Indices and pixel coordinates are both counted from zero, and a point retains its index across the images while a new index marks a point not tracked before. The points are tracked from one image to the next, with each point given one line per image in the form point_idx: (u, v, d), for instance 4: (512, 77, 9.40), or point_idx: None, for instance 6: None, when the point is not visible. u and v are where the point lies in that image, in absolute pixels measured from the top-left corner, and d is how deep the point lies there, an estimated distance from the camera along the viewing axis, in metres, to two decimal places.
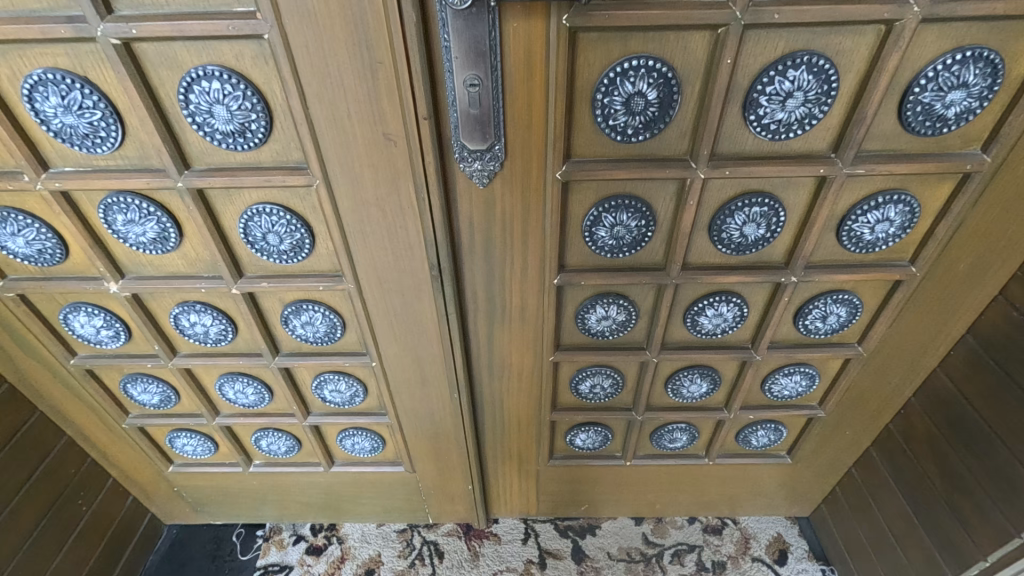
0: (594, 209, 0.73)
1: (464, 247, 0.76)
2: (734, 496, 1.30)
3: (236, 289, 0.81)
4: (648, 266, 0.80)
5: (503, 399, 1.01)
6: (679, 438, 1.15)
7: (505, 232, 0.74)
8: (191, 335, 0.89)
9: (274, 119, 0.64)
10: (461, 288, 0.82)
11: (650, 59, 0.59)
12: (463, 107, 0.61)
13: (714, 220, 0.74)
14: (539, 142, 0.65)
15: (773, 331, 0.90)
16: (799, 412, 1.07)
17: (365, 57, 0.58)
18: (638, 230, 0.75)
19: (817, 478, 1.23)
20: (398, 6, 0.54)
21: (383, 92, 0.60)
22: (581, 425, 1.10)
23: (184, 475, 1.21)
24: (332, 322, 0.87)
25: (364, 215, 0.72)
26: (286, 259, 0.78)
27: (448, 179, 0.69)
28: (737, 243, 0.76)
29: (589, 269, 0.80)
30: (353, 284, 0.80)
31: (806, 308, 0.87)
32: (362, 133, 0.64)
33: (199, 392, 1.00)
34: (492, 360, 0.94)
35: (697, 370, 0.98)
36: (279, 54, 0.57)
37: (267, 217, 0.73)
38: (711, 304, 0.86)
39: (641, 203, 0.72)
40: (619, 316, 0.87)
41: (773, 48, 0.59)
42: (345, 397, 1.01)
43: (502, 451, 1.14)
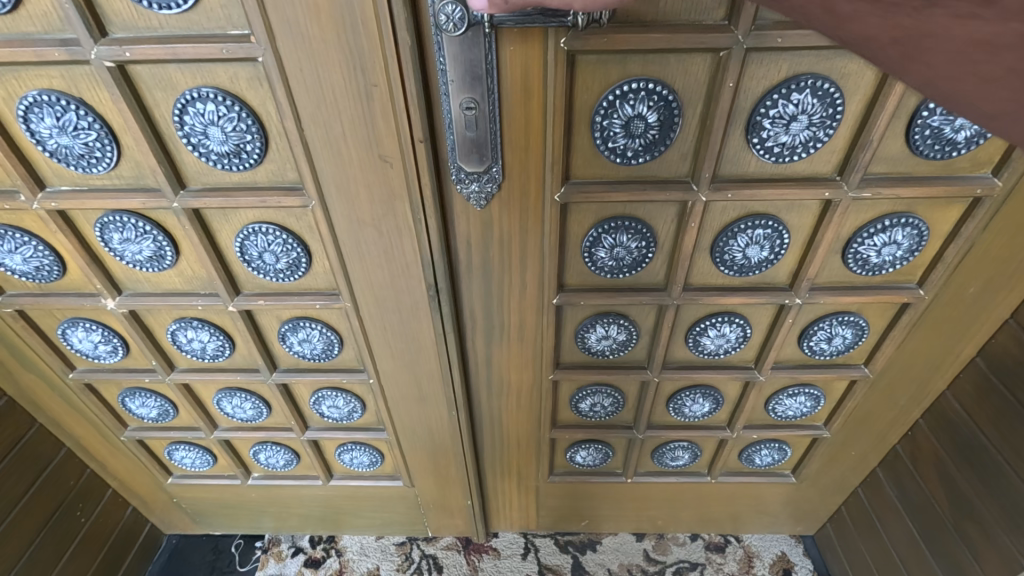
0: (594, 229, 0.71)
1: (462, 268, 0.76)
2: (737, 513, 1.28)
3: (233, 306, 0.80)
4: (648, 286, 0.79)
5: (502, 415, 1.00)
6: (681, 457, 1.13)
7: (504, 254, 0.73)
8: (187, 351, 0.89)
9: (269, 139, 0.63)
10: (459, 306, 0.81)
11: (650, 82, 0.58)
12: (460, 129, 0.60)
13: (716, 242, 0.72)
14: (536, 165, 0.64)
15: (776, 352, 0.89)
16: (803, 431, 1.05)
17: (359, 80, 0.57)
18: (639, 251, 0.74)
19: (821, 496, 1.21)
20: (393, 30, 0.53)
21: (378, 116, 0.59)
22: (581, 442, 1.08)
23: (183, 486, 1.21)
24: (329, 340, 0.86)
25: (360, 235, 0.71)
26: (283, 277, 0.77)
27: (446, 201, 0.68)
28: (739, 265, 0.75)
29: (588, 289, 0.79)
30: (350, 302, 0.79)
31: (810, 330, 0.85)
32: (358, 155, 0.63)
33: (196, 407, 1.00)
34: (491, 378, 0.93)
35: (699, 390, 0.97)
36: (273, 76, 0.57)
37: (263, 236, 0.72)
38: (714, 325, 0.84)
39: (642, 224, 0.71)
40: (620, 336, 0.86)
41: (775, 71, 0.57)
42: (342, 412, 1.00)
43: (502, 467, 1.13)
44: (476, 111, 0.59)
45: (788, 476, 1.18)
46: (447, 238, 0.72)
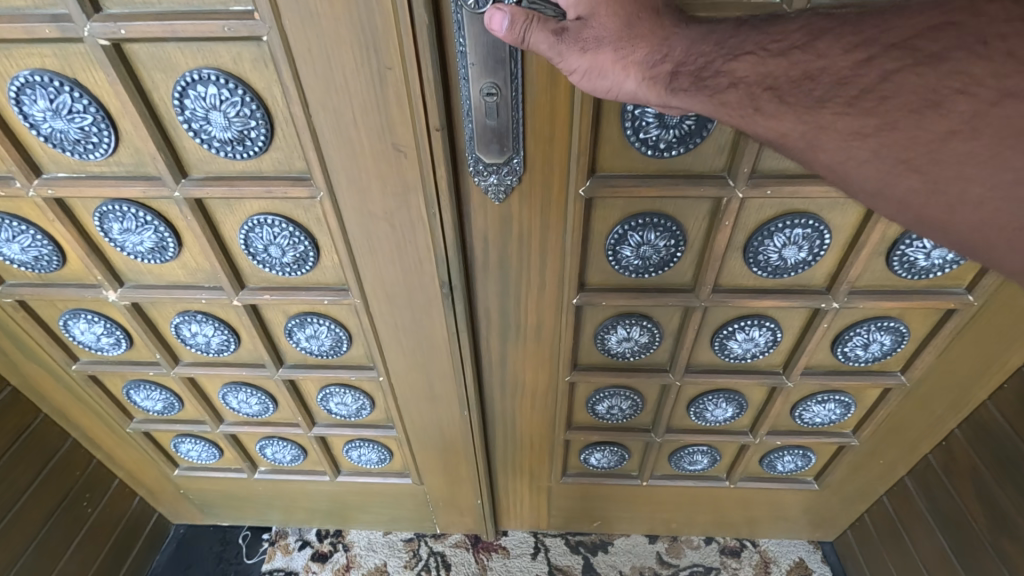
0: (620, 226, 0.67)
1: (479, 265, 0.72)
2: (755, 518, 1.25)
3: (238, 300, 0.77)
4: (674, 287, 0.75)
5: (516, 415, 0.97)
6: (699, 461, 1.10)
7: (523, 251, 0.69)
8: (192, 346, 0.86)
9: (275, 126, 0.59)
10: (473, 304, 0.77)
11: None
12: (479, 117, 0.56)
13: (750, 242, 0.68)
14: (561, 156, 0.60)
15: (807, 357, 0.85)
16: (830, 439, 1.01)
17: (372, 62, 0.53)
18: (667, 249, 0.69)
19: (844, 504, 1.17)
20: (407, 7, 0.49)
21: (391, 102, 0.55)
22: (597, 444, 1.05)
23: (190, 478, 1.19)
24: (337, 336, 0.83)
25: (371, 229, 0.67)
26: (289, 271, 0.73)
27: (463, 195, 0.64)
28: (773, 266, 0.70)
29: (610, 288, 0.75)
30: (359, 298, 0.76)
31: (845, 335, 0.81)
32: (369, 145, 0.59)
33: (202, 402, 0.97)
34: (505, 379, 0.89)
35: (722, 395, 0.93)
36: (278, 57, 0.52)
37: (269, 228, 0.68)
38: (742, 329, 0.80)
39: (671, 221, 0.66)
40: (642, 338, 0.82)
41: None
42: (350, 410, 0.97)
43: (515, 467, 1.10)
44: (497, 98, 0.54)
45: (810, 482, 1.14)
46: (463, 234, 0.68)
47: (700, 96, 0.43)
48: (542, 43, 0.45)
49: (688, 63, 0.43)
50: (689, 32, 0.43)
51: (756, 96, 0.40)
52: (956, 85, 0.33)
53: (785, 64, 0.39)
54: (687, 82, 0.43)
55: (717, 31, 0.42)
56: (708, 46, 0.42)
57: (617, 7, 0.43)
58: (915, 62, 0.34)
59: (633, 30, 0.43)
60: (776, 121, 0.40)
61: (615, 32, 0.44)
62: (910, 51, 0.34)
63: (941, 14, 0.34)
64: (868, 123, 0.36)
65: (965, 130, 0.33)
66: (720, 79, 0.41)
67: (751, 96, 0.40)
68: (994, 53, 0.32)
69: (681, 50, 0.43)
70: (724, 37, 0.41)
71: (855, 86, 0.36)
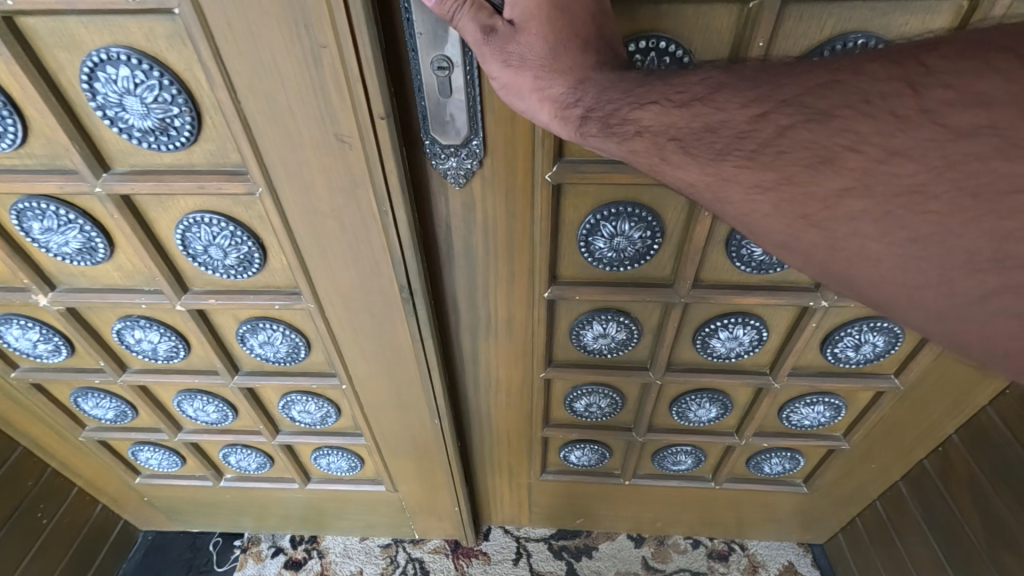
0: (591, 216, 0.64)
1: (442, 253, 0.67)
2: (742, 520, 1.22)
3: (181, 305, 0.71)
4: (652, 281, 0.72)
5: (492, 416, 0.93)
6: (683, 461, 1.08)
7: (489, 241, 0.65)
8: (137, 353, 0.79)
9: (202, 114, 0.52)
10: (440, 299, 0.73)
11: (661, 40, 0.54)
12: (432, 94, 0.51)
13: (731, 236, 0.66)
14: (524, 136, 0.55)
15: (795, 359, 0.84)
16: (820, 442, 1.00)
17: (305, 42, 0.46)
18: (643, 242, 0.66)
19: (834, 509, 1.14)
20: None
21: (330, 86, 0.48)
22: (577, 442, 1.02)
23: (153, 486, 1.13)
24: (294, 342, 0.77)
25: (319, 228, 0.61)
26: (234, 274, 0.67)
27: (421, 180, 0.59)
28: (757, 262, 0.68)
29: (584, 282, 0.71)
30: (313, 302, 0.69)
31: (836, 335, 0.80)
32: (309, 133, 0.52)
33: (157, 409, 0.91)
34: (478, 377, 0.85)
35: (705, 395, 0.92)
36: (193, 31, 0.45)
37: (207, 227, 0.62)
38: (725, 327, 0.78)
39: (647, 211, 0.63)
40: (619, 334, 0.79)
41: (817, 31, 0.53)
42: (315, 417, 0.91)
43: (494, 467, 1.07)
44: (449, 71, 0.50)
45: (799, 486, 1.12)
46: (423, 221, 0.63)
47: (608, 141, 0.43)
48: (469, 32, 0.44)
49: (598, 109, 0.43)
50: (603, 78, 0.43)
51: (662, 145, 0.40)
52: (845, 142, 0.32)
53: (687, 115, 0.39)
54: (596, 127, 0.43)
55: (626, 81, 0.43)
56: (617, 93, 0.42)
57: (547, 31, 0.44)
58: (806, 118, 0.34)
59: (557, 61, 0.44)
60: (682, 171, 0.40)
61: (541, 56, 0.44)
62: (801, 108, 0.34)
63: (825, 75, 0.34)
64: (767, 177, 0.35)
65: (857, 188, 0.32)
66: (626, 127, 0.42)
67: (656, 145, 0.40)
68: (876, 112, 0.31)
69: (593, 95, 0.43)
70: (633, 86, 0.42)
71: (754, 140, 0.36)
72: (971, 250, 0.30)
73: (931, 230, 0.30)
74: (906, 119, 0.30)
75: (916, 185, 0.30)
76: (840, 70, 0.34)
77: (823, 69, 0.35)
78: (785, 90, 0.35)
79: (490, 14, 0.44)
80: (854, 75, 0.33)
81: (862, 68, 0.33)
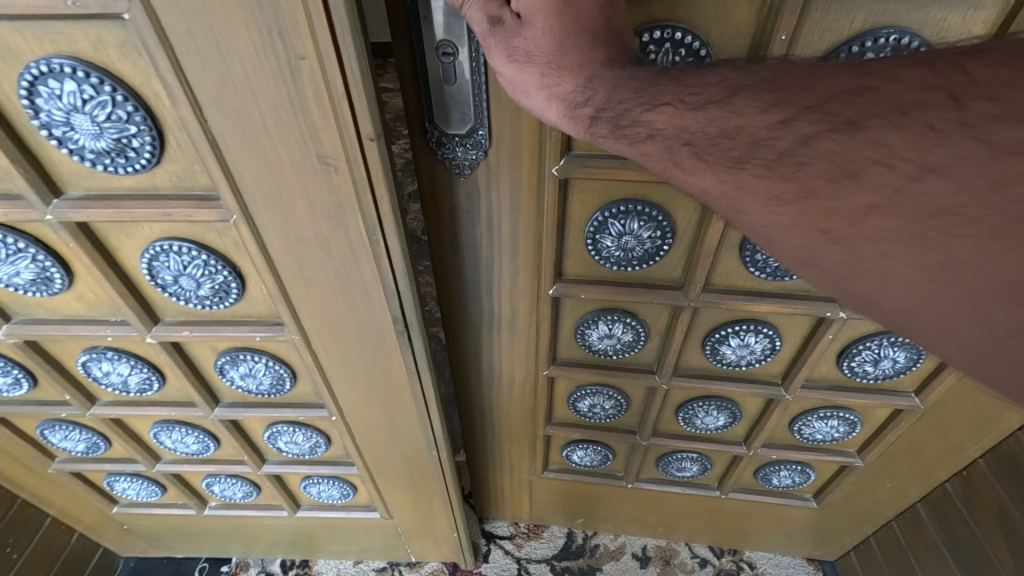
0: (600, 213, 0.66)
1: (452, 246, 0.71)
2: (747, 531, 1.21)
3: (151, 337, 0.64)
4: (661, 283, 0.74)
5: (502, 403, 0.97)
6: (689, 468, 1.09)
7: (496, 233, 0.69)
8: (105, 385, 0.73)
9: (165, 132, 0.46)
10: (447, 283, 0.76)
11: (677, 30, 0.50)
12: (439, 81, 0.53)
13: (745, 242, 0.68)
14: (532, 131, 0.57)
15: (808, 370, 0.84)
16: (832, 457, 0.99)
17: (280, 54, 0.39)
18: (652, 241, 0.68)
19: (844, 526, 1.12)
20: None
21: (310, 104, 0.42)
22: (580, 441, 1.06)
23: (132, 515, 1.07)
24: (278, 375, 0.70)
25: (303, 259, 0.54)
26: (209, 305, 0.60)
27: (434, 175, 0.63)
28: (772, 268, 0.70)
29: (589, 280, 0.74)
30: (297, 334, 0.63)
31: (853, 349, 0.80)
32: (287, 155, 0.46)
33: (132, 441, 0.84)
34: (483, 364, 0.89)
35: (713, 402, 0.93)
36: (147, 40, 0.38)
37: (175, 256, 0.55)
38: (737, 333, 0.80)
39: (657, 210, 0.65)
40: (625, 335, 0.82)
41: (846, 24, 0.48)
42: (303, 448, 0.85)
43: (501, 458, 1.11)
44: (454, 58, 0.52)
45: (809, 500, 1.11)
46: (433, 214, 0.67)
47: (620, 142, 0.43)
48: (476, 22, 0.43)
49: (607, 109, 0.42)
50: (612, 76, 0.42)
51: (675, 150, 0.39)
52: (874, 155, 0.30)
53: (703, 119, 0.38)
54: (606, 128, 0.43)
55: (637, 79, 0.41)
56: (627, 94, 0.40)
57: (554, 26, 0.42)
58: (833, 128, 0.32)
59: (563, 57, 0.43)
60: (695, 177, 0.39)
61: (548, 53, 0.43)
62: (827, 116, 0.32)
63: (855, 81, 0.32)
64: (788, 189, 0.34)
65: (885, 206, 0.31)
66: (638, 129, 0.41)
67: (669, 149, 0.40)
68: (911, 124, 0.29)
69: (603, 95, 0.42)
70: (644, 86, 0.40)
71: (773, 148, 0.34)
72: (1013, 279, 0.28)
73: (967, 255, 0.29)
74: (942, 132, 0.28)
75: (953, 206, 0.29)
76: (872, 76, 0.32)
77: (855, 74, 0.33)
78: (809, 96, 0.33)
79: (499, 5, 0.43)
80: (890, 83, 0.31)
81: (897, 76, 0.31)
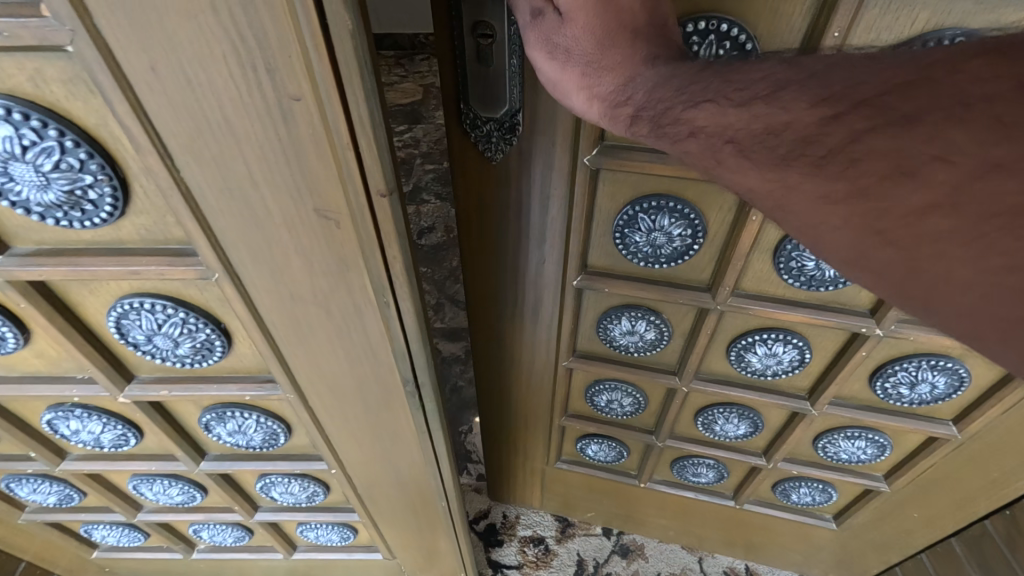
0: (629, 208, 0.63)
1: (479, 233, 0.71)
2: (756, 543, 1.20)
3: (125, 397, 0.57)
4: (689, 283, 0.71)
5: (517, 392, 0.97)
6: (704, 474, 1.07)
7: (523, 218, 0.68)
8: (74, 441, 0.65)
9: (130, 180, 0.37)
10: (471, 266, 0.77)
11: (723, 22, 0.44)
12: (475, 63, 0.52)
13: (781, 243, 0.62)
14: (567, 122, 0.56)
15: (837, 387, 0.80)
16: (858, 480, 0.95)
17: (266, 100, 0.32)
18: (683, 240, 0.65)
19: (863, 552, 1.09)
20: (314, 8, 0.28)
21: (308, 153, 0.34)
22: (594, 436, 1.05)
23: (114, 559, 0.99)
24: (271, 430, 0.63)
25: (300, 316, 0.47)
26: (190, 364, 0.53)
27: (466, 158, 0.62)
28: (807, 276, 0.65)
29: (615, 275, 0.72)
30: (293, 393, 0.56)
31: (888, 369, 0.75)
32: (278, 208, 0.38)
33: (109, 493, 0.76)
34: (501, 351, 0.89)
35: (734, 409, 0.90)
36: (98, 76, 0.30)
37: (147, 314, 0.47)
38: (764, 342, 0.76)
39: (689, 207, 0.62)
40: (648, 333, 0.79)
41: (906, 24, 0.41)
42: (300, 497, 0.78)
43: (516, 446, 1.12)
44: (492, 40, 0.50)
45: (829, 521, 1.08)
46: (464, 195, 0.67)
47: (660, 143, 0.37)
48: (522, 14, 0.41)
49: (648, 109, 0.37)
50: (654, 73, 0.37)
51: (717, 149, 0.33)
52: (933, 150, 0.25)
53: (746, 116, 0.32)
54: (646, 128, 0.37)
55: (679, 76, 0.36)
56: (670, 92, 0.36)
57: (595, 21, 0.38)
58: (886, 122, 0.27)
59: (603, 56, 0.39)
60: (739, 176, 0.33)
61: (588, 51, 0.39)
62: (883, 110, 0.27)
63: (917, 71, 0.27)
64: (837, 188, 0.28)
65: (944, 206, 0.25)
66: (679, 128, 0.35)
67: (711, 148, 0.34)
68: (977, 118, 0.25)
69: (645, 92, 0.37)
70: (687, 83, 0.35)
71: (822, 146, 0.29)
72: None
73: None
74: (1014, 126, 0.24)
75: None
76: (934, 66, 0.27)
77: (911, 63, 0.28)
78: (864, 89, 0.28)
79: None
80: (949, 73, 0.26)
81: (962, 66, 0.26)
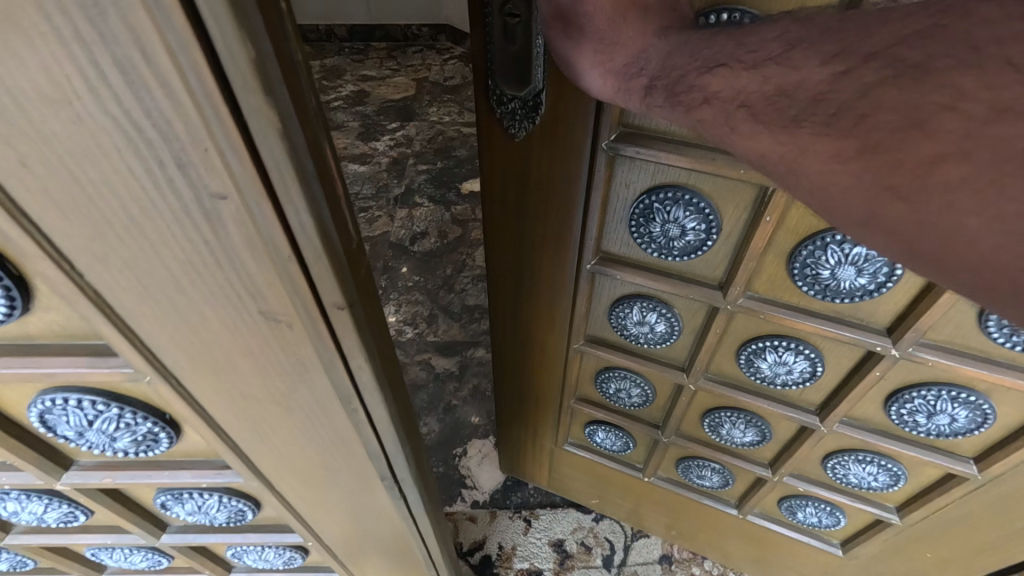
0: (644, 197, 0.59)
1: (497, 209, 0.67)
2: (761, 561, 1.14)
3: (64, 485, 0.49)
4: (700, 279, 0.66)
5: (528, 375, 0.95)
6: (709, 477, 1.02)
7: (541, 199, 0.63)
8: (15, 520, 0.57)
9: (27, 281, 0.30)
10: (489, 245, 0.73)
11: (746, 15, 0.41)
12: (501, 42, 0.48)
13: (798, 248, 0.56)
14: (586, 104, 0.52)
15: (850, 406, 0.72)
16: (867, 508, 0.88)
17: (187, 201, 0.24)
18: (699, 236, 0.60)
19: None
20: (225, 100, 0.21)
21: (243, 259, 0.27)
22: (602, 422, 1.01)
23: None
24: (237, 508, 0.56)
25: (253, 414, 0.40)
26: (134, 454, 0.46)
27: (495, 134, 0.59)
28: (823, 285, 0.58)
29: (631, 262, 0.67)
30: (256, 481, 0.49)
31: (903, 395, 0.67)
32: (215, 316, 0.31)
33: (64, 561, 0.69)
34: (513, 334, 0.86)
35: (742, 416, 0.83)
36: None
37: (76, 410, 0.40)
38: (774, 349, 0.69)
39: (703, 200, 0.56)
40: (659, 326, 0.74)
41: None
42: (275, 561, 0.71)
43: (528, 426, 1.11)
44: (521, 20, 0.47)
45: (836, 548, 1.01)
46: (487, 172, 0.63)
47: (676, 112, 0.38)
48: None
49: (662, 77, 0.38)
50: (668, 43, 0.38)
51: (731, 114, 0.33)
52: (943, 99, 0.25)
53: (758, 79, 0.32)
54: (661, 96, 0.38)
55: (693, 43, 0.37)
56: (684, 59, 0.37)
57: None
58: (895, 74, 0.26)
59: (615, 32, 0.40)
60: (754, 142, 0.32)
61: (600, 29, 0.40)
62: (893, 61, 0.26)
63: (927, 17, 0.26)
64: (849, 145, 0.28)
65: (953, 154, 0.24)
66: (693, 95, 0.36)
67: (725, 113, 0.34)
68: (987, 60, 0.24)
69: (658, 62, 0.39)
70: (699, 48, 0.36)
71: (831, 103, 0.28)
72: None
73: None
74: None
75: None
76: (946, 12, 0.26)
77: (923, 11, 0.27)
78: (873, 40, 0.27)
79: None
80: (965, 16, 0.25)
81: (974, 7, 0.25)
